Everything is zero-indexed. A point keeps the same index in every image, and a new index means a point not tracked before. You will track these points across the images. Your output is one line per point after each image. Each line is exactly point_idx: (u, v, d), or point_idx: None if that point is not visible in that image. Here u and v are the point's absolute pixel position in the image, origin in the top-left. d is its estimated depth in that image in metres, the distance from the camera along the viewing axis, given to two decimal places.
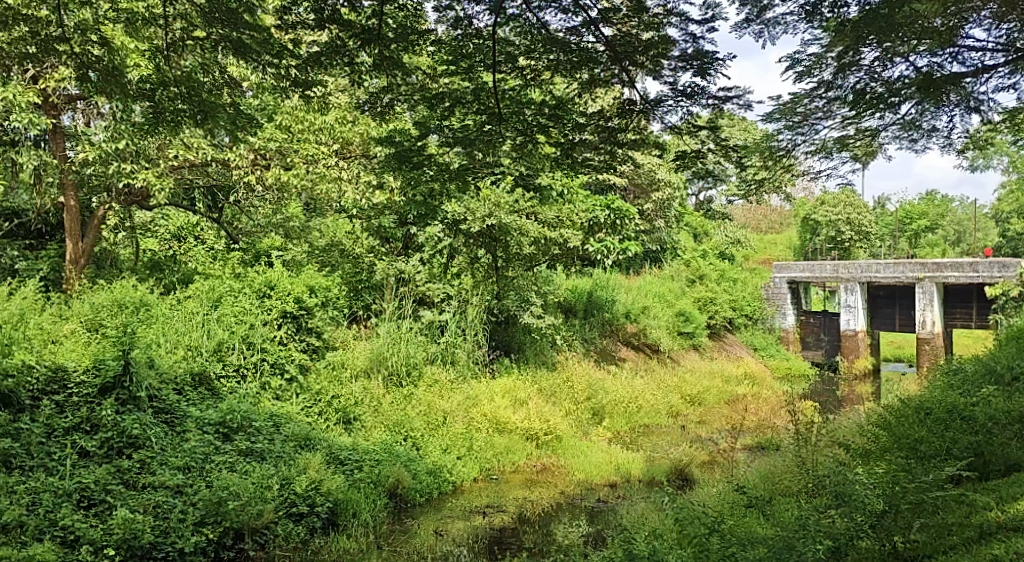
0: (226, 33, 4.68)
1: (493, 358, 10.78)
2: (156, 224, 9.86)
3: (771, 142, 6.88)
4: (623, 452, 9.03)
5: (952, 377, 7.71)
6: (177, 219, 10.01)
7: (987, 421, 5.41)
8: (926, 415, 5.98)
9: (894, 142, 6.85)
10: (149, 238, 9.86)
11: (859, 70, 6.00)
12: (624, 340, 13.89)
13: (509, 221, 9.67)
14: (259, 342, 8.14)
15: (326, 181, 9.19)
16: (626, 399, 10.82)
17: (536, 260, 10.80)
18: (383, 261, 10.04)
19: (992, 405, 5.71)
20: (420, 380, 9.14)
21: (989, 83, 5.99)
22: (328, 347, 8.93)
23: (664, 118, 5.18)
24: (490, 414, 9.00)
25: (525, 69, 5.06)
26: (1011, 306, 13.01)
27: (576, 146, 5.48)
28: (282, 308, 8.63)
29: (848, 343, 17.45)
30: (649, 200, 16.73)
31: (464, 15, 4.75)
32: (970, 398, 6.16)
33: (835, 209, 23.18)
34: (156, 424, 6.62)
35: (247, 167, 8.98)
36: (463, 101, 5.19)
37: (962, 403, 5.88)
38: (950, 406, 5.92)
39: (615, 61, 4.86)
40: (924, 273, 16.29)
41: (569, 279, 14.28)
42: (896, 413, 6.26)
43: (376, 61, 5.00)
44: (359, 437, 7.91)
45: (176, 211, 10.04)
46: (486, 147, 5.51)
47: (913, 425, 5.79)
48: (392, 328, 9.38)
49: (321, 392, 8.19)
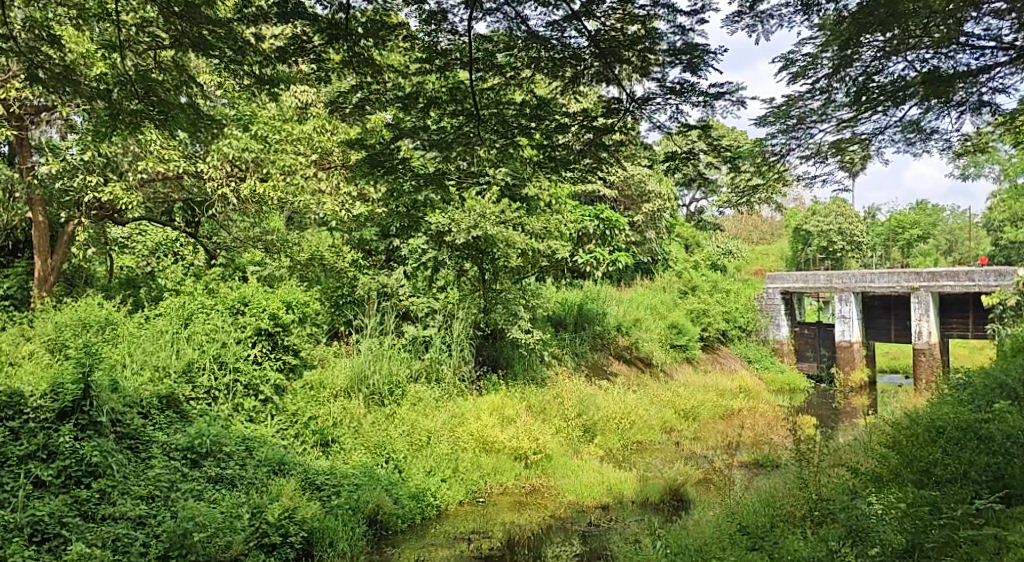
0: (184, 30, 4.35)
1: (481, 374, 10.40)
2: (133, 240, 9.51)
3: (765, 147, 6.59)
4: (615, 472, 8.66)
5: (958, 391, 7.37)
6: (155, 236, 9.65)
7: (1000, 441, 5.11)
8: (938, 434, 5.65)
9: (892, 144, 6.59)
10: (126, 255, 9.45)
11: (856, 70, 5.73)
12: (616, 353, 13.55)
13: (495, 232, 9.33)
14: (232, 362, 7.75)
15: (306, 193, 8.89)
16: (618, 415, 10.51)
17: (524, 272, 10.44)
18: (366, 275, 9.63)
19: (1007, 422, 5.41)
20: (404, 398, 8.74)
21: (991, 83, 5.73)
22: (306, 366, 8.49)
23: (655, 119, 4.89)
24: (477, 433, 8.62)
25: (504, 67, 4.74)
26: (1010, 316, 12.76)
27: (560, 149, 5.15)
28: (258, 324, 8.20)
29: (843, 354, 17.16)
30: (640, 212, 16.47)
31: (438, 9, 4.37)
32: (981, 415, 5.84)
33: (826, 219, 23.03)
34: (118, 450, 6.26)
35: (221, 179, 8.63)
36: (440, 101, 4.85)
37: (974, 420, 5.57)
38: (962, 425, 5.60)
39: (601, 59, 4.57)
40: (920, 282, 15.97)
41: (558, 292, 13.95)
42: (904, 432, 5.92)
43: (343, 60, 4.67)
44: (338, 461, 7.51)
45: (154, 227, 9.72)
46: (465, 151, 5.19)
47: (924, 446, 5.46)
48: (374, 344, 9.00)
49: (297, 413, 7.78)
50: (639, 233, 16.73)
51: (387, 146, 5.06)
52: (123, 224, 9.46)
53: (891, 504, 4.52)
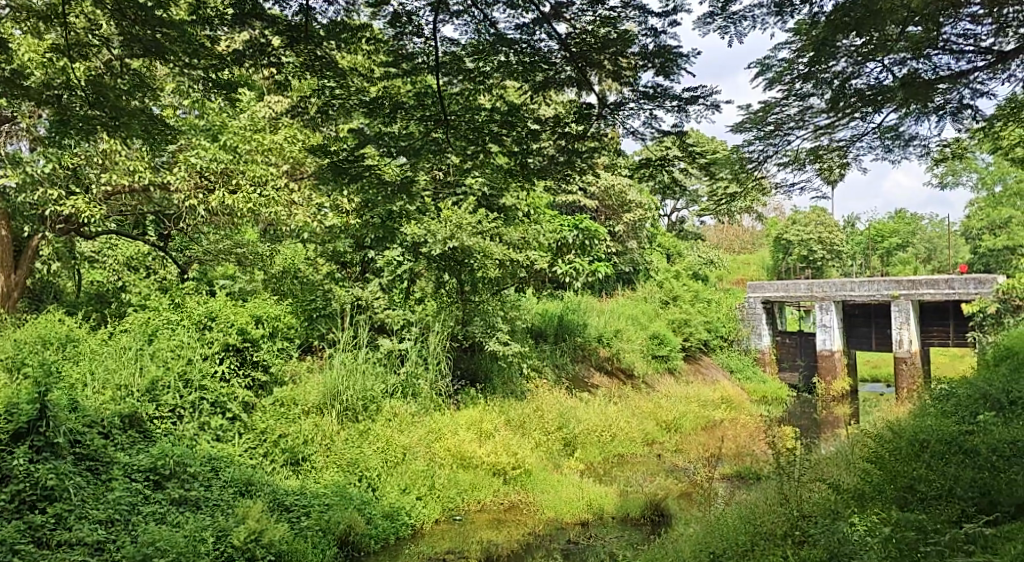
0: (136, 34, 4.16)
1: (458, 388, 10.19)
2: (102, 255, 8.93)
3: (742, 154, 6.50)
4: (595, 487, 8.49)
5: (941, 401, 7.27)
6: (126, 249, 9.03)
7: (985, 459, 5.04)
8: (921, 448, 5.56)
9: (870, 151, 6.54)
10: (97, 271, 9.00)
11: (833, 77, 5.66)
12: (597, 365, 13.40)
13: (472, 242, 9.16)
14: (198, 379, 7.47)
15: (277, 204, 8.68)
16: (599, 428, 10.36)
17: (503, 283, 10.24)
18: (340, 288, 9.42)
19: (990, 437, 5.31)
20: (378, 414, 8.50)
21: (968, 88, 5.68)
22: (277, 382, 8.22)
23: (628, 125, 4.75)
24: (454, 448, 8.41)
25: (472, 71, 4.59)
26: (989, 324, 12.77)
27: (532, 156, 5.00)
28: (226, 340, 7.91)
29: (825, 363, 17.12)
30: (620, 222, 16.37)
31: (403, 11, 4.21)
32: (962, 429, 5.75)
33: (806, 228, 23.12)
34: (76, 473, 6.02)
35: (189, 190, 8.39)
36: (407, 106, 4.68)
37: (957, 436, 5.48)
38: (946, 439, 5.53)
39: (571, 62, 4.44)
40: (900, 290, 15.95)
41: (538, 303, 13.78)
42: (887, 445, 5.81)
43: (304, 64, 4.49)
44: (308, 480, 7.27)
45: (126, 240, 9.08)
46: (434, 158, 5.02)
47: (906, 460, 5.36)
48: (348, 358, 8.76)
49: (266, 430, 7.54)
50: (620, 243, 16.59)
51: (352, 153, 4.85)
52: (93, 239, 8.94)
53: (875, 526, 4.38)
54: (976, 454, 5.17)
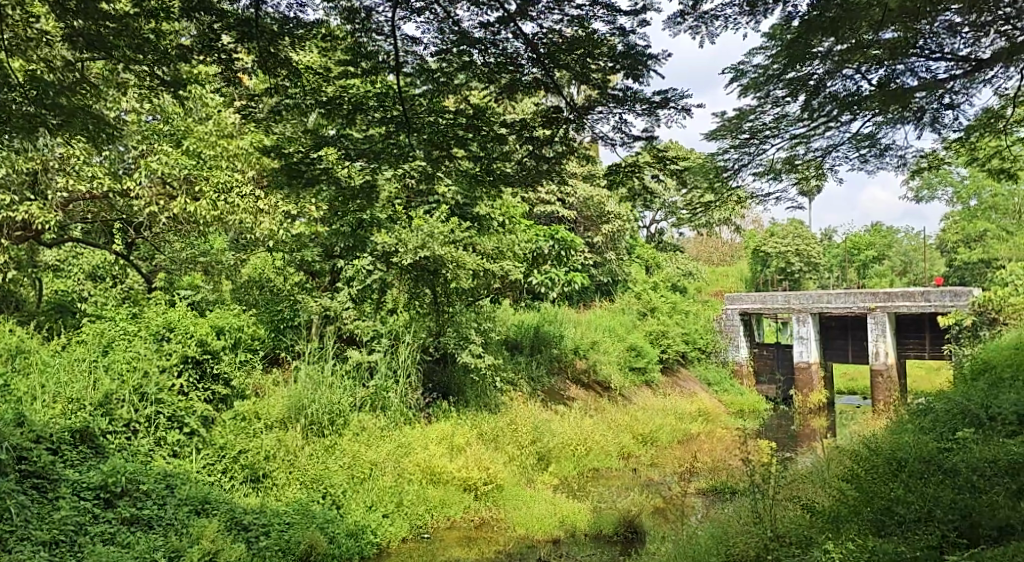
0: (77, 28, 3.93)
1: (430, 401, 9.94)
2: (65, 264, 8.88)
3: (717, 162, 6.37)
4: (568, 503, 8.27)
5: (919, 417, 7.14)
6: (91, 258, 9.02)
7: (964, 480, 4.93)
8: (899, 467, 5.43)
9: (847, 162, 6.44)
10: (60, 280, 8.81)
11: (807, 84, 5.54)
12: (573, 378, 13.21)
13: (444, 252, 8.97)
14: (154, 393, 7.14)
15: (242, 211, 8.40)
16: (574, 442, 10.20)
17: (476, 294, 10.02)
18: (308, 298, 9.16)
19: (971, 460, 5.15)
20: (345, 428, 8.23)
21: (944, 97, 5.59)
22: (239, 396, 7.91)
23: (597, 129, 4.58)
24: (424, 464, 8.16)
25: (434, 72, 4.40)
26: (965, 337, 12.75)
27: (499, 161, 4.80)
28: (184, 351, 7.53)
29: (802, 375, 17.05)
30: (599, 233, 16.23)
31: (360, 7, 4.02)
32: (941, 449, 5.60)
33: (785, 240, 23.16)
34: (20, 491, 5.73)
35: (149, 198, 8.08)
36: (367, 107, 4.45)
37: (936, 458, 5.33)
38: (923, 456, 5.42)
39: (537, 63, 4.27)
40: (876, 303, 15.93)
41: (514, 314, 13.58)
42: (864, 462, 5.67)
43: (257, 61, 4.27)
44: (269, 499, 7.00)
45: (89, 249, 9.08)
46: (396, 162, 4.80)
47: (884, 479, 5.21)
48: (314, 371, 8.48)
49: (225, 446, 7.25)
50: (598, 254, 16.44)
51: (308, 155, 4.61)
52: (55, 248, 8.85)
53: (852, 554, 4.21)
54: (955, 475, 5.07)
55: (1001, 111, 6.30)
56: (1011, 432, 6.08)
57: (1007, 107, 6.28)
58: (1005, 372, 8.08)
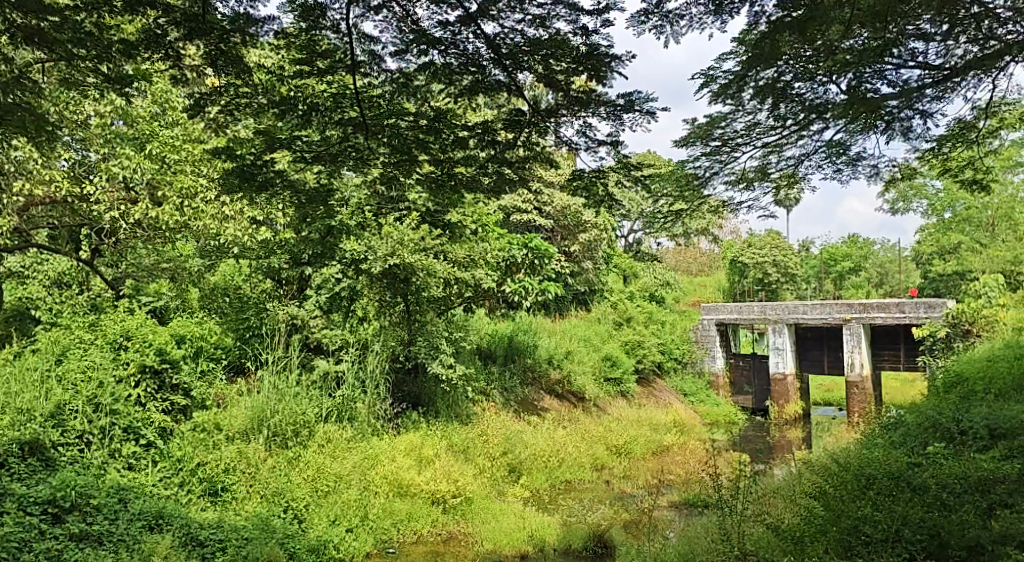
0: (15, 20, 3.72)
1: (399, 412, 9.73)
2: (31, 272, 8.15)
3: (687, 170, 6.29)
4: (537, 516, 8.12)
5: (889, 431, 7.08)
6: (60, 265, 8.15)
7: (933, 501, 4.90)
8: (867, 483, 5.34)
9: (820, 171, 6.38)
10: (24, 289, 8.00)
11: (779, 92, 5.48)
12: (547, 388, 13.05)
13: (415, 260, 8.80)
14: (109, 404, 6.88)
15: (206, 215, 8.19)
16: (546, 452, 10.12)
17: (448, 303, 9.84)
18: (274, 304, 8.92)
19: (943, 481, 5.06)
20: (310, 440, 8.00)
21: (915, 106, 5.57)
22: (199, 406, 7.67)
23: (561, 133, 4.47)
24: (390, 477, 7.97)
25: (393, 72, 4.27)
26: (939, 348, 12.77)
27: (460, 165, 4.66)
28: (142, 360, 7.24)
29: (777, 387, 17.03)
30: (576, 242, 16.11)
31: (314, 3, 3.89)
32: (910, 468, 5.52)
33: (762, 251, 23.19)
34: None
35: (109, 202, 7.82)
36: (322, 107, 4.30)
37: (905, 478, 5.23)
38: (892, 473, 5.33)
39: (498, 63, 4.17)
40: (852, 314, 15.98)
41: (488, 323, 13.41)
42: (833, 478, 5.59)
43: (209, 58, 4.09)
44: (227, 513, 6.74)
45: (59, 257, 8.24)
46: (353, 164, 4.65)
47: (853, 494, 5.12)
48: (277, 381, 8.25)
49: (183, 458, 7.01)
50: (575, 263, 16.32)
51: (261, 157, 4.44)
52: (19, 255, 8.11)
53: None
54: (925, 494, 5.02)
55: (973, 123, 6.28)
56: (981, 447, 6.03)
57: (979, 118, 6.26)
58: (977, 386, 8.05)
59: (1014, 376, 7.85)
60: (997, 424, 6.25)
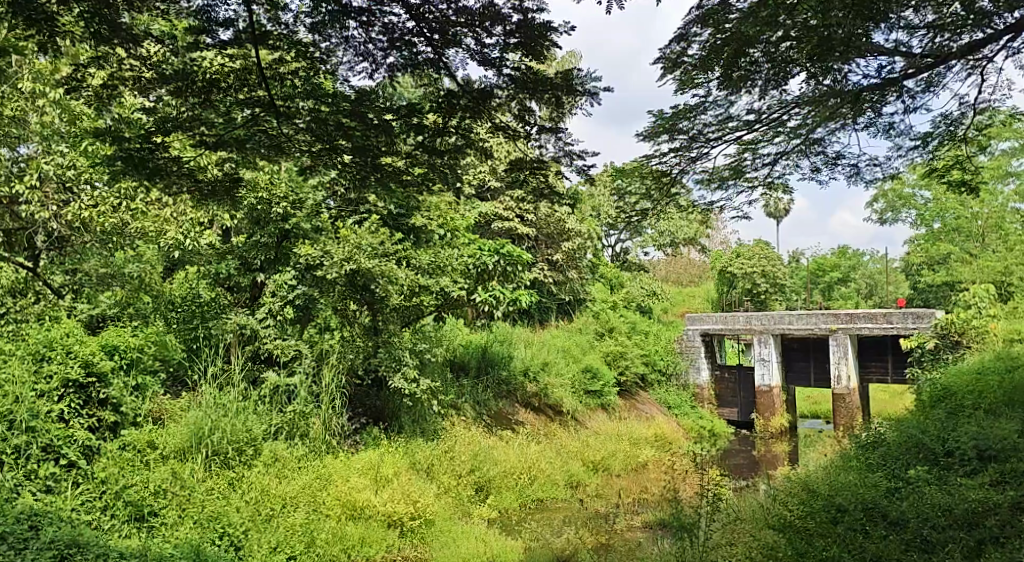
0: None
1: (358, 429, 9.18)
2: None
3: (654, 164, 5.83)
4: (500, 540, 7.59)
5: (871, 450, 6.62)
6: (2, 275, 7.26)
7: (914, 539, 4.63)
8: (837, 515, 5.18)
9: (798, 171, 5.93)
10: None
11: (753, 82, 5.03)
12: (522, 401, 12.51)
13: (373, 266, 8.31)
14: (26, 420, 6.31)
15: (146, 218, 7.64)
16: (515, 471, 9.60)
17: (412, 313, 9.34)
18: (223, 314, 8.36)
19: (927, 520, 4.76)
20: (256, 458, 7.46)
21: (898, 98, 5.13)
22: (131, 423, 7.12)
23: (497, 119, 4.04)
24: (342, 498, 7.42)
25: (306, 46, 3.79)
26: (927, 360, 12.30)
27: (387, 154, 4.14)
28: (66, 373, 6.71)
29: (763, 399, 16.54)
30: (558, 250, 15.60)
31: None
32: (888, 497, 5.25)
33: (750, 261, 22.76)
34: None
35: (38, 204, 7.28)
36: (222, 85, 3.85)
37: (887, 521, 4.92)
38: (868, 508, 5.10)
39: (426, 37, 3.71)
40: (838, 324, 15.53)
41: (461, 334, 12.88)
42: (798, 508, 5.44)
43: (88, 23, 3.57)
44: (153, 539, 6.14)
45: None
46: (265, 152, 4.16)
47: (823, 529, 5.00)
48: (217, 396, 7.68)
49: (108, 480, 6.44)
50: (558, 273, 15.82)
51: (151, 141, 3.91)
52: None
53: None
54: (905, 531, 4.74)
55: (959, 118, 5.84)
56: (969, 472, 5.56)
57: (966, 113, 5.82)
58: (965, 400, 7.57)
59: (1004, 389, 7.39)
60: (986, 445, 5.75)
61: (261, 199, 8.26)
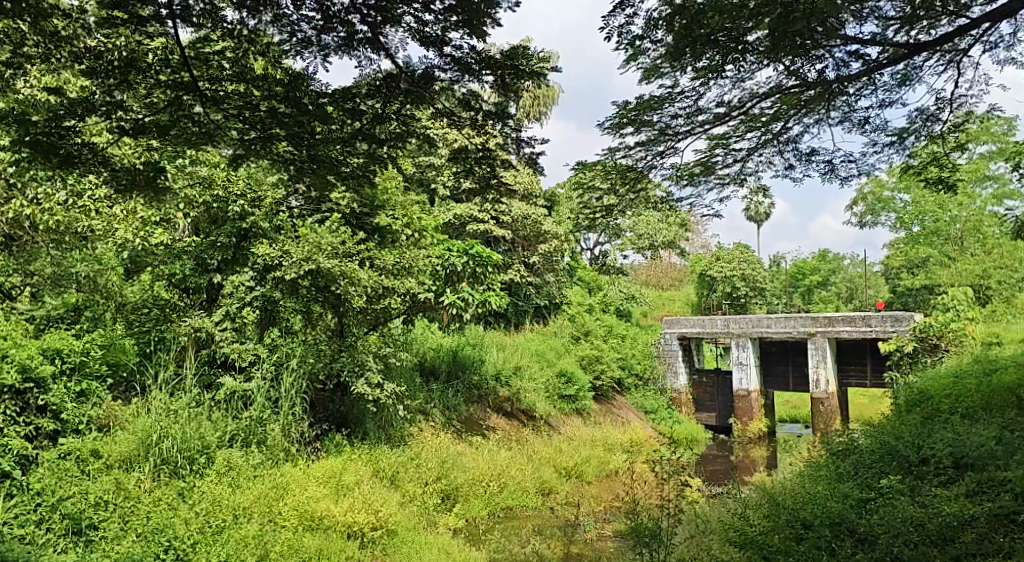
0: None
1: (320, 435, 8.86)
2: None
3: (621, 159, 5.59)
4: (464, 552, 7.30)
5: (846, 457, 6.40)
6: None
7: (882, 557, 4.44)
8: (803, 533, 4.99)
9: (771, 168, 5.71)
10: None
11: (721, 73, 4.82)
12: (494, 406, 12.24)
13: (332, 267, 8.00)
14: None
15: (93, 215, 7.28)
16: (484, 478, 9.30)
17: (377, 316, 9.05)
18: (176, 317, 8.01)
19: (898, 537, 4.54)
20: (208, 466, 7.12)
21: (872, 91, 4.93)
22: (72, 431, 6.76)
23: (439, 103, 4.09)
24: (299, 508, 7.08)
25: (235, 27, 3.72)
26: (905, 363, 12.09)
27: (326, 142, 4.07)
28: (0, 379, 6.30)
29: (741, 404, 16.37)
30: (534, 253, 15.39)
31: None
32: (857, 513, 5.04)
33: (730, 265, 22.60)
34: None
35: None
36: (141, 65, 3.74)
37: (854, 539, 4.72)
38: (835, 525, 4.91)
39: (363, 15, 3.66)
40: (816, 327, 15.37)
41: (432, 337, 12.58)
42: (763, 523, 5.27)
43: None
44: (90, 554, 5.78)
45: None
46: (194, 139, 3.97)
47: (785, 547, 4.81)
48: (166, 401, 7.33)
49: (43, 492, 6.12)
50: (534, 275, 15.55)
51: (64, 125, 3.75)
52: None
53: None
54: (873, 549, 4.54)
55: (935, 113, 5.64)
56: (945, 481, 5.35)
57: (943, 109, 5.64)
58: (943, 405, 7.36)
59: (984, 393, 7.18)
60: (961, 452, 5.56)
61: (217, 196, 8.07)
